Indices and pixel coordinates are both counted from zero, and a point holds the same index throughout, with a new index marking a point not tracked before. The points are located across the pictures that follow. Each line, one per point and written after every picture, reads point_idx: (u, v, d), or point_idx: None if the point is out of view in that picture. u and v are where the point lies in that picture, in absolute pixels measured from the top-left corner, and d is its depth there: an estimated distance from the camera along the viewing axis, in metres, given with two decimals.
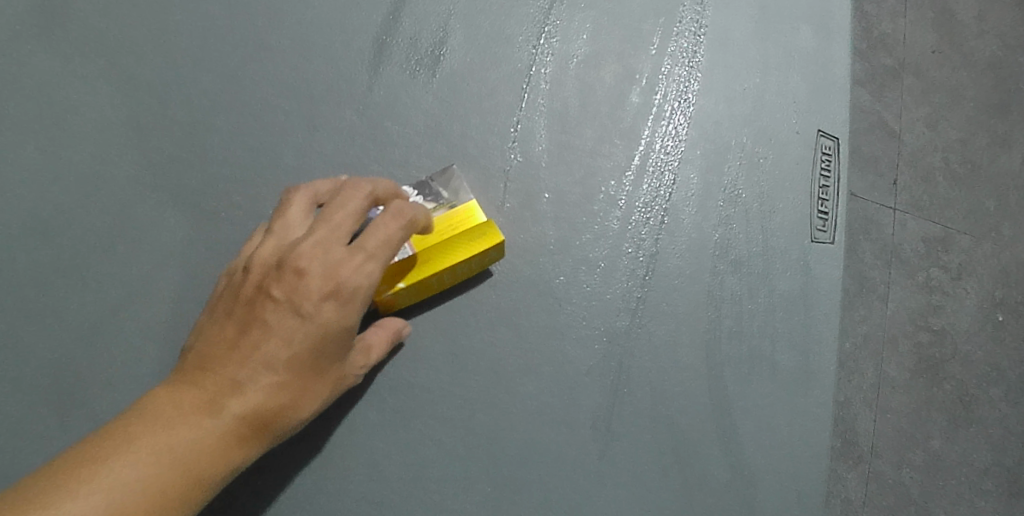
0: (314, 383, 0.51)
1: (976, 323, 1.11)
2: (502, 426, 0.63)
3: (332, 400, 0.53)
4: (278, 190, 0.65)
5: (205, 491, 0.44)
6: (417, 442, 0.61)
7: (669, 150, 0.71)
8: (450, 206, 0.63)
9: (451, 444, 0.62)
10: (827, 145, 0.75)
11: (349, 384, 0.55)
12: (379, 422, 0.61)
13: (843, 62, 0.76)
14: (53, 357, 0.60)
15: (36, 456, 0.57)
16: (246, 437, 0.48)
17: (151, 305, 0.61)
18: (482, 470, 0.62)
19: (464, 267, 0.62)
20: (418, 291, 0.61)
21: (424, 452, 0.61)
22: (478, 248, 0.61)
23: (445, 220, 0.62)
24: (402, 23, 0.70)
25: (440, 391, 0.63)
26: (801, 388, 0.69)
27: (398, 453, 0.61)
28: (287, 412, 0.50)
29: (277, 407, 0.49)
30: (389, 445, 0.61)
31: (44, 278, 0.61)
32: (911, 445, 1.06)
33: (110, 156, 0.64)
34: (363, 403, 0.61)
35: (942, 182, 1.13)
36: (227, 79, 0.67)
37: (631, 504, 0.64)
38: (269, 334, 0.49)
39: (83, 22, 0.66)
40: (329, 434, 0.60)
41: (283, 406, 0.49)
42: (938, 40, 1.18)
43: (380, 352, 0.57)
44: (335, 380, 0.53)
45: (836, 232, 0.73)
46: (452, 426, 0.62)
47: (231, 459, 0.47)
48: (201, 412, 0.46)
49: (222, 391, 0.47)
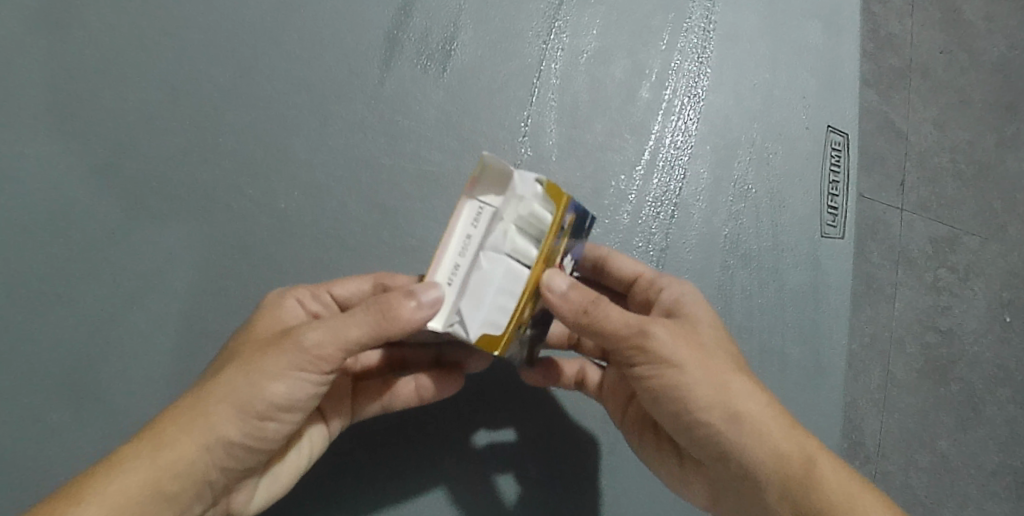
0: (245, 358, 0.47)
1: (985, 323, 1.10)
2: (509, 420, 0.66)
3: (275, 372, 0.45)
4: (288, 182, 0.66)
5: (131, 468, 0.43)
6: (434, 434, 0.65)
7: (679, 145, 0.72)
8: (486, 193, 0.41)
9: (466, 436, 0.65)
10: (837, 141, 0.76)
11: (298, 353, 0.45)
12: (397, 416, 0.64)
13: (852, 60, 0.78)
14: (66, 345, 0.61)
15: (59, 451, 0.59)
16: (177, 421, 0.45)
17: (167, 301, 0.63)
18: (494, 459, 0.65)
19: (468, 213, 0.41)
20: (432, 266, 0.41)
21: (439, 444, 0.65)
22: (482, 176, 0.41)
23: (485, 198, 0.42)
24: (413, 17, 0.70)
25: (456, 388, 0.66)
26: (811, 385, 0.70)
27: (415, 446, 0.64)
28: (210, 393, 0.46)
29: (205, 389, 0.46)
30: (407, 437, 0.64)
31: (55, 269, 0.61)
32: (920, 447, 1.04)
33: (121, 148, 0.64)
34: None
35: (951, 182, 1.12)
36: (238, 71, 0.67)
37: None
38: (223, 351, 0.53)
39: (90, 9, 0.66)
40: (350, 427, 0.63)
41: (210, 386, 0.46)
42: (946, 41, 1.18)
43: (343, 322, 0.44)
44: (259, 347, 0.47)
45: (847, 227, 0.74)
46: (467, 418, 0.66)
47: (162, 437, 0.45)
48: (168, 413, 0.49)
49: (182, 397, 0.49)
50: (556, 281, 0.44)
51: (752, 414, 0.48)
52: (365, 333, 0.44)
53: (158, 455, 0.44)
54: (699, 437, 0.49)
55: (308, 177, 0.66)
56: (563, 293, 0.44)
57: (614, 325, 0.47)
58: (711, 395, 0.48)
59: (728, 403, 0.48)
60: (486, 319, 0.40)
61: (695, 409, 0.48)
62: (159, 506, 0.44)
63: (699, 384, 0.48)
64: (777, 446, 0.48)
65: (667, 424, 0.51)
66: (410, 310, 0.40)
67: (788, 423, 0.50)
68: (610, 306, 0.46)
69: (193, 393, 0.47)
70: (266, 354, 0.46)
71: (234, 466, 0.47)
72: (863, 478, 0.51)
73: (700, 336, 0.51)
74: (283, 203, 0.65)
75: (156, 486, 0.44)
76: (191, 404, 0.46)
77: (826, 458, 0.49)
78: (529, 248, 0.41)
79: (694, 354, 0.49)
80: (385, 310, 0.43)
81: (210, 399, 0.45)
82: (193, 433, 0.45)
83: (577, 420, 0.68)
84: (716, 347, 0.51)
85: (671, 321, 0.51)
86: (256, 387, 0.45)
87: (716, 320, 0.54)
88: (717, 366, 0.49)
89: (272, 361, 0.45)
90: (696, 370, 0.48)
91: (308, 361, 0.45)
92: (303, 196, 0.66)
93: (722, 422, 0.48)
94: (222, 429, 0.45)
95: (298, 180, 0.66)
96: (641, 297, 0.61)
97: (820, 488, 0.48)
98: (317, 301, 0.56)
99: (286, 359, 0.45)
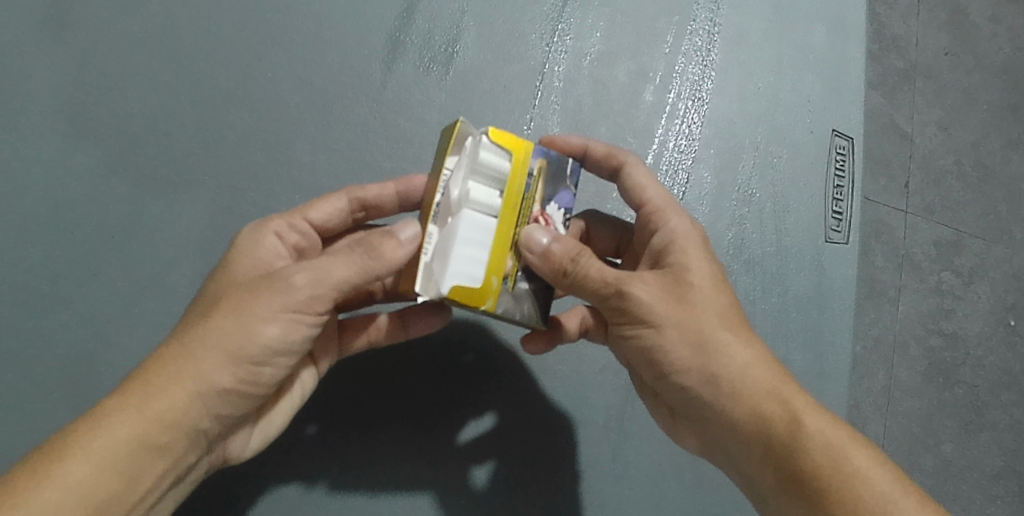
0: (231, 301, 0.45)
1: (988, 327, 1.10)
2: (514, 413, 0.66)
3: (264, 313, 0.44)
4: (289, 185, 0.65)
5: (126, 420, 0.42)
6: (455, 431, 0.64)
7: (682, 149, 0.72)
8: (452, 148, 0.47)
9: (487, 429, 0.65)
10: (841, 145, 0.77)
11: (286, 291, 0.45)
12: (420, 412, 0.63)
13: (857, 64, 0.79)
14: (58, 349, 0.59)
15: None
16: (164, 369, 0.44)
17: (165, 303, 0.62)
18: (513, 459, 0.65)
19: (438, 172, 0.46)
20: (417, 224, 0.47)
21: (459, 439, 0.64)
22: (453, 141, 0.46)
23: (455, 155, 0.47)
24: (414, 19, 0.69)
25: (474, 384, 0.65)
26: (813, 391, 0.71)
27: (423, 439, 0.63)
28: (196, 339, 0.44)
29: (190, 334, 0.45)
30: (428, 434, 0.63)
31: (50, 273, 0.60)
32: (924, 450, 1.03)
33: (119, 151, 0.64)
34: (382, 391, 0.63)
35: (955, 185, 1.11)
36: (239, 74, 0.66)
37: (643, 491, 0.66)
38: (198, 293, 0.50)
39: (89, 11, 0.65)
40: (370, 421, 0.62)
41: (194, 332, 0.45)
42: (950, 42, 1.17)
43: (331, 262, 0.45)
44: (241, 291, 0.46)
45: (849, 233, 0.76)
46: (488, 417, 0.65)
47: (151, 387, 0.43)
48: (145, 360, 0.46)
49: (161, 344, 0.47)
50: (537, 238, 0.46)
51: (731, 377, 0.48)
52: (352, 271, 0.45)
53: (144, 408, 0.43)
54: (679, 395, 0.50)
55: (309, 181, 0.66)
56: (541, 248, 0.46)
57: (593, 283, 0.47)
58: (689, 358, 0.49)
59: (707, 364, 0.49)
60: (456, 266, 0.43)
61: (675, 369, 0.49)
62: (149, 458, 0.42)
63: (677, 344, 0.48)
64: (760, 407, 0.48)
65: (653, 382, 0.52)
66: (393, 248, 0.44)
67: (772, 383, 0.49)
68: (591, 263, 0.47)
69: (174, 343, 0.45)
70: (254, 297, 0.45)
71: (226, 415, 0.46)
72: (863, 438, 0.49)
73: (686, 289, 0.50)
74: (284, 206, 0.65)
75: (145, 437, 0.42)
76: (175, 354, 0.44)
77: (814, 415, 0.48)
78: (494, 199, 0.45)
79: (674, 314, 0.48)
80: (372, 247, 0.44)
81: (197, 344, 0.44)
82: (183, 381, 0.43)
83: (578, 424, 0.68)
84: (702, 300, 0.50)
85: (654, 277, 0.50)
86: (247, 332, 0.44)
87: (710, 267, 0.52)
88: (700, 324, 0.49)
89: (262, 303, 0.44)
90: (673, 331, 0.48)
91: (296, 299, 0.45)
92: (304, 199, 0.65)
93: (698, 385, 0.49)
94: (212, 378, 0.44)
95: (298, 183, 0.66)
96: (641, 228, 0.56)
97: (810, 450, 0.47)
98: (294, 231, 0.53)
99: (275, 302, 0.45)
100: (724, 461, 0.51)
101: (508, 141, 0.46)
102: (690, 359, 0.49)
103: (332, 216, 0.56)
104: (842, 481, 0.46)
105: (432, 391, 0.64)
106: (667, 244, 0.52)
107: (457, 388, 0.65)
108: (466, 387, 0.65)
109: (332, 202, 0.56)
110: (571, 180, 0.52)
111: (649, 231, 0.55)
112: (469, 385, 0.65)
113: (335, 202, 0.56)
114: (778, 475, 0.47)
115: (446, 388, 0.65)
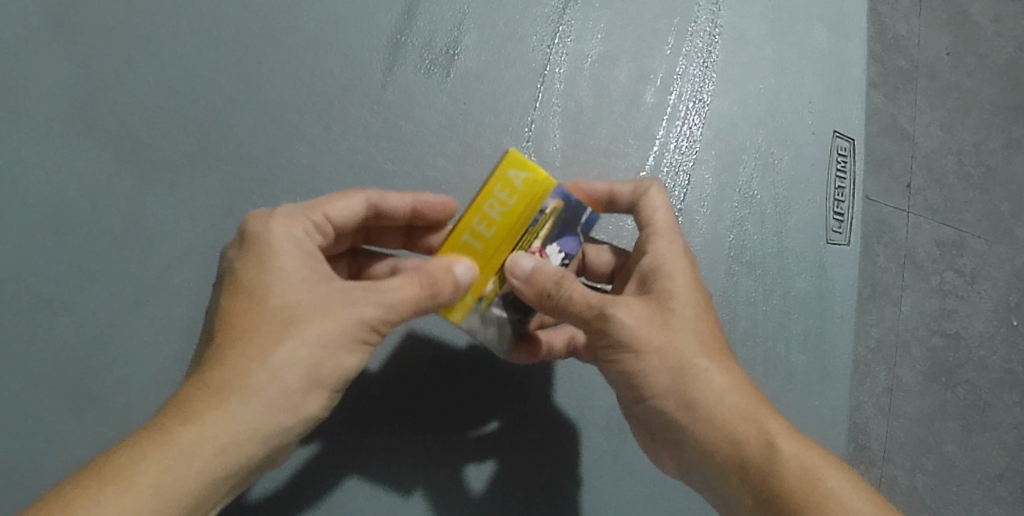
0: (306, 327, 0.44)
1: (990, 327, 1.09)
2: (529, 420, 0.66)
3: (345, 343, 0.45)
4: (291, 187, 0.66)
5: (207, 452, 0.42)
6: (465, 436, 0.64)
7: (684, 151, 0.72)
8: (513, 186, 0.50)
9: (502, 436, 0.65)
10: (843, 146, 0.77)
11: (362, 321, 0.46)
12: (434, 416, 0.64)
13: (859, 65, 0.79)
14: (69, 349, 0.61)
15: (61, 455, 0.59)
16: (241, 398, 0.43)
17: (171, 307, 0.63)
18: (522, 464, 0.65)
19: (493, 203, 0.50)
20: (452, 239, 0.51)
21: (471, 446, 0.64)
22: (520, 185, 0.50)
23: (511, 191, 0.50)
24: (416, 21, 0.70)
25: (488, 388, 0.66)
26: (813, 391, 0.71)
27: (436, 446, 0.64)
28: (277, 369, 0.44)
29: (265, 360, 0.44)
30: (439, 438, 0.64)
31: (58, 276, 0.62)
32: (927, 450, 1.02)
33: (123, 154, 0.64)
34: (400, 396, 0.64)
35: (957, 185, 1.11)
36: (241, 76, 0.66)
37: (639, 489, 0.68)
38: (237, 301, 0.46)
39: (91, 14, 0.65)
40: (387, 427, 0.63)
41: (269, 358, 0.44)
42: (952, 42, 1.16)
43: (399, 298, 0.47)
44: (319, 317, 0.45)
45: (851, 234, 0.76)
46: (501, 422, 0.66)
47: (229, 417, 0.42)
48: (202, 382, 0.44)
49: (217, 365, 0.44)
50: (521, 265, 0.50)
51: (708, 402, 0.48)
52: (416, 308, 0.48)
53: (224, 440, 0.42)
54: (655, 417, 0.50)
55: (312, 182, 0.66)
56: (524, 271, 0.50)
57: (575, 306, 0.49)
58: (667, 383, 0.49)
59: (685, 390, 0.48)
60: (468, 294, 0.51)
61: (653, 393, 0.49)
62: (220, 487, 0.43)
63: (656, 368, 0.48)
64: (735, 431, 0.48)
65: (631, 403, 0.52)
66: (451, 286, 0.49)
67: (749, 406, 0.50)
68: (572, 288, 0.49)
69: (240, 365, 0.44)
70: (336, 327, 0.45)
71: (296, 440, 0.47)
72: (840, 462, 0.50)
73: (669, 313, 0.50)
74: (286, 208, 0.65)
75: (228, 468, 0.43)
76: (246, 380, 0.43)
77: (790, 440, 0.49)
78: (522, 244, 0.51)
79: (655, 339, 0.48)
80: (435, 285, 0.48)
81: (280, 373, 0.44)
82: (267, 412, 0.43)
83: (581, 426, 0.68)
84: (685, 325, 0.50)
85: (638, 301, 0.50)
86: (333, 363, 0.45)
87: (697, 292, 0.52)
88: (681, 349, 0.49)
89: (343, 334, 0.45)
90: (655, 357, 0.48)
91: (372, 332, 0.47)
92: (306, 201, 0.66)
93: (676, 409, 0.49)
94: (299, 407, 0.45)
95: (301, 185, 0.66)
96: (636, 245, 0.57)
97: (784, 477, 0.47)
98: (317, 232, 0.51)
99: (355, 330, 0.45)
100: (698, 481, 0.52)
101: (545, 186, 0.50)
102: (669, 385, 0.49)
103: (347, 217, 0.54)
104: (812, 504, 0.46)
105: (449, 398, 0.65)
106: (655, 265, 0.52)
107: (474, 393, 0.66)
108: (483, 393, 0.66)
109: (348, 205, 0.53)
110: (583, 228, 0.54)
111: (641, 251, 0.55)
112: (486, 391, 0.66)
113: (352, 204, 0.54)
114: (753, 498, 0.47)
115: (464, 394, 0.65)
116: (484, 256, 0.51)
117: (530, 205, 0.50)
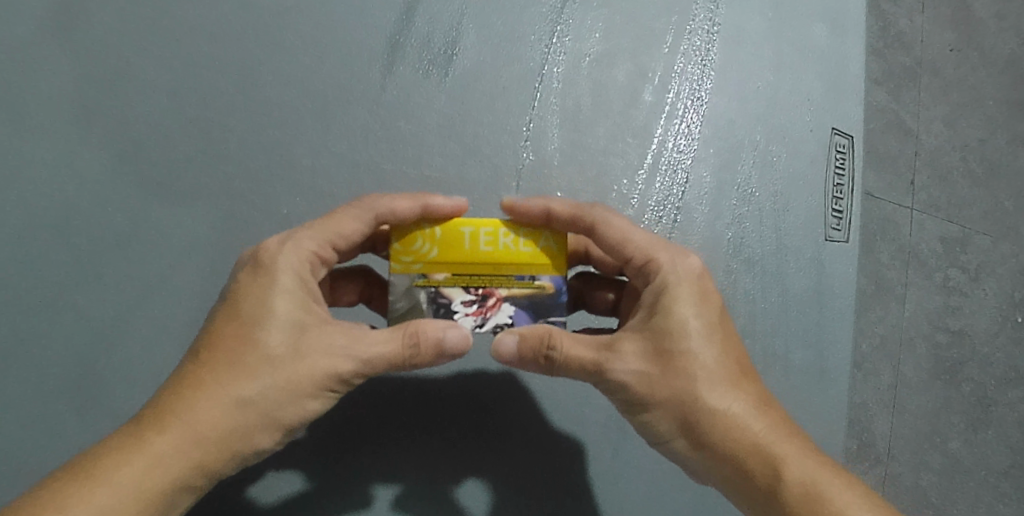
0: (276, 369, 0.46)
1: (995, 324, 1.09)
2: (529, 421, 0.68)
3: (312, 389, 0.46)
4: (291, 189, 0.66)
5: (173, 468, 0.45)
6: (466, 434, 0.67)
7: (682, 149, 0.72)
8: (533, 237, 0.50)
9: (502, 435, 0.67)
10: (841, 143, 0.77)
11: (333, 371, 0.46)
12: (435, 416, 0.67)
13: (858, 61, 0.79)
14: (75, 349, 0.62)
15: (70, 450, 0.60)
16: (208, 424, 0.45)
17: (171, 305, 0.64)
18: (522, 461, 0.67)
19: (507, 231, 0.50)
20: (449, 229, 0.50)
21: (472, 444, 0.66)
22: (539, 242, 0.50)
23: (527, 237, 0.50)
24: (414, 22, 0.70)
25: (488, 389, 0.68)
26: (811, 388, 0.72)
27: (440, 445, 0.66)
28: (243, 403, 0.46)
29: (234, 391, 0.46)
30: (440, 436, 0.66)
31: (63, 277, 0.63)
32: (931, 448, 1.02)
33: (124, 156, 0.65)
34: (405, 399, 0.66)
35: (961, 181, 1.11)
36: (241, 79, 0.67)
37: (637, 484, 0.69)
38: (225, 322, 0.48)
39: (93, 19, 0.66)
40: (392, 427, 0.66)
41: (238, 390, 0.46)
42: (957, 37, 1.15)
43: (376, 353, 0.46)
44: (288, 357, 0.46)
45: (850, 231, 0.76)
46: (502, 420, 0.67)
47: (195, 439, 0.45)
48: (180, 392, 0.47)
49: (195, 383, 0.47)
50: (506, 342, 0.48)
51: (715, 440, 0.49)
52: (391, 366, 0.47)
53: (189, 460, 0.45)
54: (672, 455, 0.52)
55: (312, 184, 0.66)
56: (512, 354, 0.48)
57: (574, 365, 0.49)
58: (673, 427, 0.50)
59: (692, 431, 0.49)
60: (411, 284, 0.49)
61: (664, 437, 0.51)
62: (182, 499, 0.46)
63: (660, 417, 0.50)
64: (741, 461, 0.49)
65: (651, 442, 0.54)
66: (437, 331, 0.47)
67: (755, 434, 0.49)
68: (565, 350, 0.48)
69: (214, 390, 0.46)
70: (303, 374, 0.46)
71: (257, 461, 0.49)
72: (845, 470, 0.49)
73: (669, 352, 0.48)
74: (286, 209, 0.66)
75: (187, 483, 0.46)
76: (214, 406, 0.46)
77: (798, 460, 0.48)
78: (498, 273, 0.50)
79: (657, 391, 0.49)
80: (421, 350, 0.46)
81: (245, 408, 0.46)
82: (230, 441, 0.46)
83: (579, 423, 0.69)
84: (687, 366, 0.49)
85: (637, 348, 0.49)
86: (295, 406, 0.46)
87: (701, 320, 0.49)
88: (682, 393, 0.49)
89: (310, 384, 0.46)
90: (660, 408, 0.49)
91: (342, 383, 0.47)
92: (306, 201, 0.66)
93: (687, 449, 0.50)
94: (259, 439, 0.47)
95: (301, 186, 0.66)
96: (636, 274, 0.53)
97: (789, 502, 0.47)
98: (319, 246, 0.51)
99: (323, 381, 0.46)
100: None
101: (557, 262, 0.50)
102: (676, 428, 0.50)
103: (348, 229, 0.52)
104: None
105: (451, 401, 0.67)
106: (655, 300, 0.50)
107: (473, 394, 0.68)
108: (483, 395, 0.68)
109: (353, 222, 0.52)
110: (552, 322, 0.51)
111: (643, 279, 0.52)
112: (485, 392, 0.68)
113: (359, 216, 0.52)
114: None
115: (466, 396, 0.67)
116: (458, 253, 0.50)
117: (530, 261, 0.50)
